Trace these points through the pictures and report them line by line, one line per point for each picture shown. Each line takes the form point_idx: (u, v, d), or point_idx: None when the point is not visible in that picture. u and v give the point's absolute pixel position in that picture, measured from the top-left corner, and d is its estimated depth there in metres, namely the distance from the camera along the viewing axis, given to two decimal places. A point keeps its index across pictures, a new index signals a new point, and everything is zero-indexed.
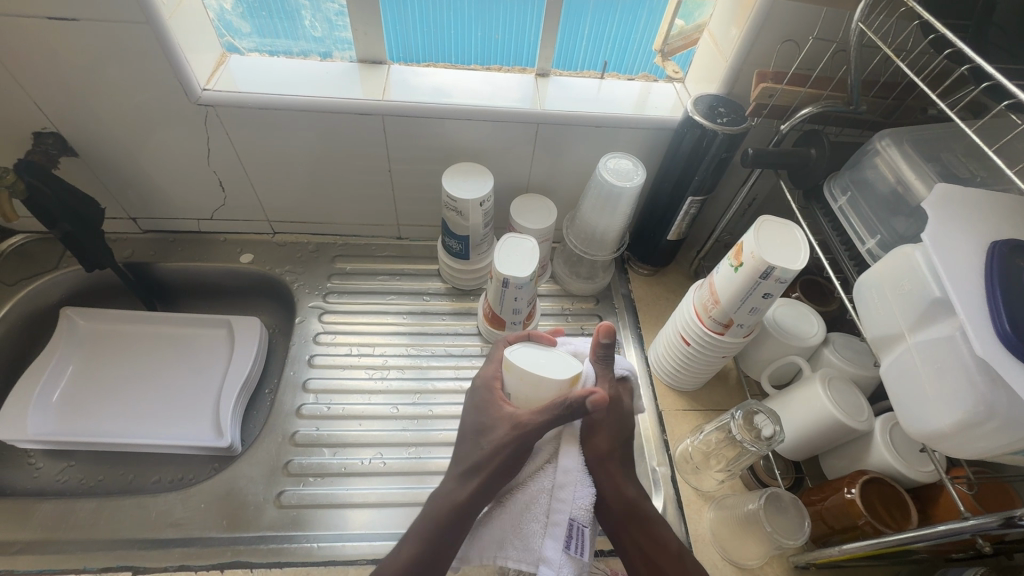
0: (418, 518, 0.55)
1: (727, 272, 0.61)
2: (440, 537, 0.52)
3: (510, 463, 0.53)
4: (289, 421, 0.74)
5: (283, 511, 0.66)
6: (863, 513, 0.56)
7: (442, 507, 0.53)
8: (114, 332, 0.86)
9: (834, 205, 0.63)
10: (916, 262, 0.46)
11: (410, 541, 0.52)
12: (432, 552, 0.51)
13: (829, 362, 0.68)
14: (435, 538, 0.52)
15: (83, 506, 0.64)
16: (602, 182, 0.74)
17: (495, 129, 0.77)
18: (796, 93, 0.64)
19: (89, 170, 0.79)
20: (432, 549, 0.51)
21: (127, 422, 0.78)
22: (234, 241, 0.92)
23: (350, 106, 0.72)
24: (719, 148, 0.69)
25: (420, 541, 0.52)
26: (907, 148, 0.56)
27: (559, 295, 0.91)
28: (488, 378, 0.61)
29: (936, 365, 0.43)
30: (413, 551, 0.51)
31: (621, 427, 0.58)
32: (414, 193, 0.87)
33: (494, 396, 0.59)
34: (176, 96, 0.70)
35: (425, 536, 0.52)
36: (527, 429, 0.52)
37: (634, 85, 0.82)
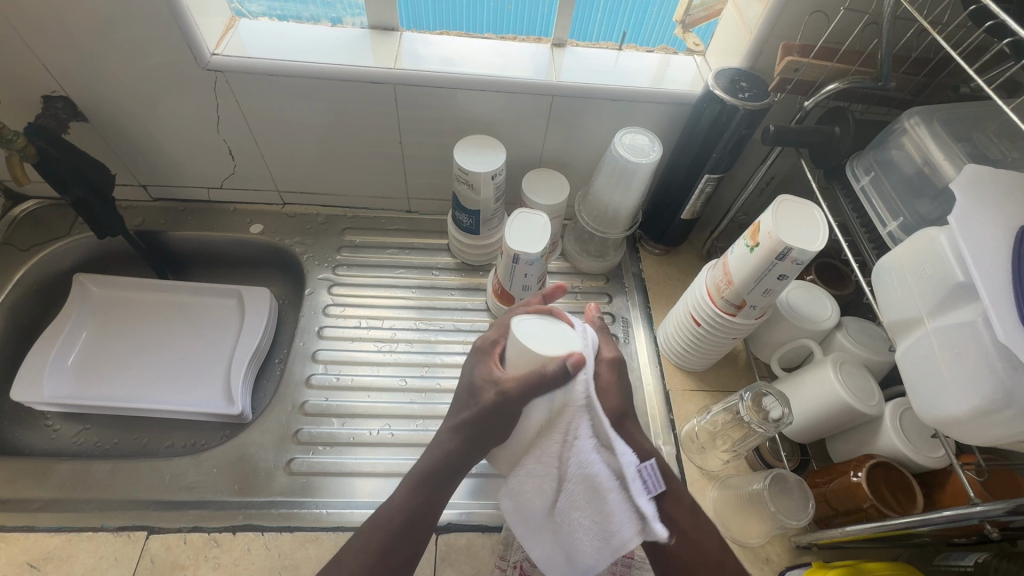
0: (414, 466, 0.54)
1: (742, 251, 0.60)
2: (431, 489, 0.53)
3: (499, 426, 0.51)
4: (299, 391, 0.75)
5: (293, 478, 0.68)
6: (868, 496, 0.56)
7: (433, 458, 0.54)
8: (126, 299, 0.87)
9: (856, 185, 0.61)
10: (940, 245, 0.45)
11: (403, 489, 0.53)
12: (423, 503, 0.52)
13: (841, 346, 0.67)
14: (427, 486, 0.53)
15: (100, 468, 0.65)
16: (617, 157, 0.72)
17: (509, 101, 0.75)
18: (823, 68, 0.62)
19: (99, 136, 0.79)
20: (423, 502, 0.52)
21: (141, 388, 0.80)
22: (244, 211, 0.92)
23: (361, 75, 0.71)
24: (739, 124, 0.67)
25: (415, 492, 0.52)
26: (936, 126, 0.54)
27: (569, 273, 0.90)
28: (483, 340, 0.57)
29: (955, 351, 0.42)
30: (407, 499, 0.52)
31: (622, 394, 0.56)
32: (424, 166, 0.86)
33: (489, 358, 0.55)
34: (184, 61, 0.68)
35: (418, 487, 0.53)
36: (512, 395, 0.49)
37: (652, 58, 0.79)
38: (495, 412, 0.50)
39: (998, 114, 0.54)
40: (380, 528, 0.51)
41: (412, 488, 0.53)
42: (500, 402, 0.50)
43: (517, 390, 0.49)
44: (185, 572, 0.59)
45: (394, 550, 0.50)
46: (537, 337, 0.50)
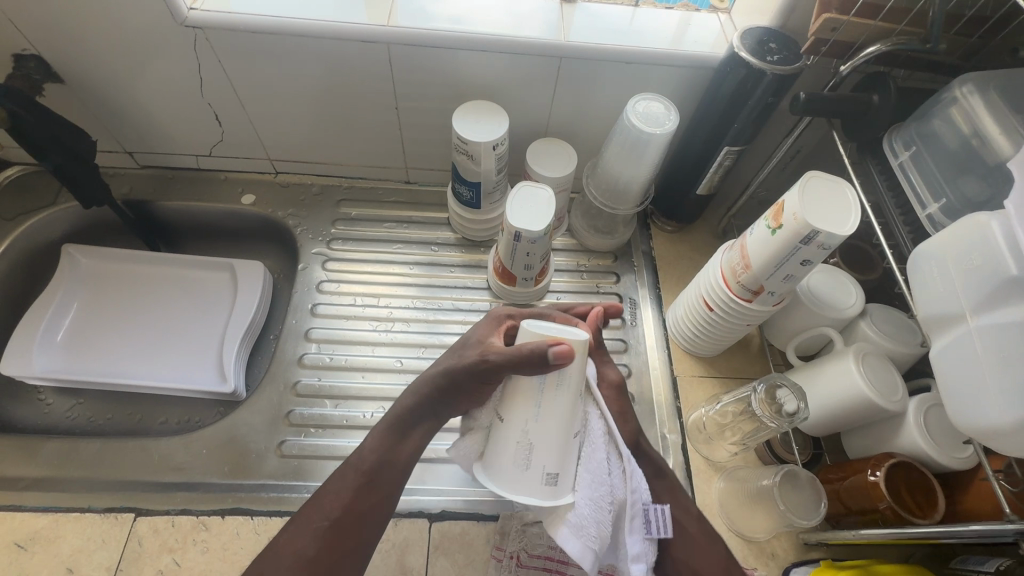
0: (389, 417, 0.53)
1: (763, 233, 0.55)
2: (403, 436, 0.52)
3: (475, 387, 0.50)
4: (291, 370, 0.73)
5: (284, 461, 0.66)
6: (886, 497, 0.52)
7: (407, 409, 0.53)
8: (117, 271, 0.84)
9: (894, 162, 0.55)
10: (990, 235, 0.40)
11: (375, 437, 0.52)
12: (396, 452, 0.51)
13: (864, 336, 0.62)
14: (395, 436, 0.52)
15: (88, 446, 0.64)
16: (629, 127, 0.67)
17: (513, 63, 0.69)
18: (864, 27, 0.55)
19: (79, 99, 0.74)
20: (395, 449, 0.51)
21: (132, 364, 0.78)
22: (235, 180, 0.88)
23: (352, 33, 0.65)
24: (766, 91, 0.60)
25: (395, 441, 0.52)
26: (992, 96, 0.48)
27: (575, 250, 0.85)
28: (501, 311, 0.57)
29: (1000, 353, 0.38)
30: (378, 451, 0.51)
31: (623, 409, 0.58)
32: (423, 134, 0.81)
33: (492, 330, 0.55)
34: (159, 16, 0.63)
35: (386, 436, 0.52)
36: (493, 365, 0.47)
37: (672, 16, 0.72)
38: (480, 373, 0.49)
39: None
40: (349, 483, 0.49)
41: (385, 436, 0.52)
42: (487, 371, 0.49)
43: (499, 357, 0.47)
44: (174, 555, 0.58)
45: (361, 495, 0.49)
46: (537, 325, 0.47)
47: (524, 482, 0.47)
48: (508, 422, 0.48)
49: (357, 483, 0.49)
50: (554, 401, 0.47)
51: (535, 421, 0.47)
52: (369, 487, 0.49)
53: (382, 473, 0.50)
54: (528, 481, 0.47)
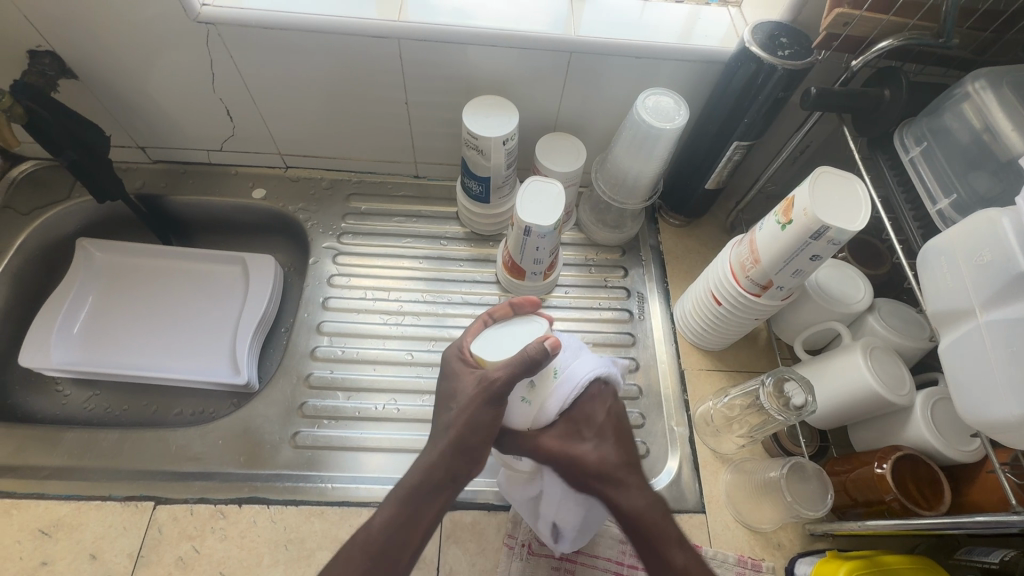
0: (397, 488, 0.52)
1: (772, 229, 0.55)
2: (418, 503, 0.51)
3: (480, 425, 0.53)
4: (303, 363, 0.74)
5: (298, 451, 0.67)
6: (892, 490, 0.53)
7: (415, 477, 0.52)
8: (130, 264, 0.85)
9: (905, 157, 0.55)
10: (1002, 231, 0.40)
11: (383, 512, 0.50)
12: (407, 522, 0.50)
13: (872, 330, 0.63)
14: (405, 508, 0.51)
15: (107, 437, 0.65)
16: (638, 122, 0.67)
17: (523, 58, 0.69)
18: (876, 21, 0.55)
19: (92, 95, 0.75)
20: (402, 523, 0.50)
21: (147, 356, 0.79)
22: (246, 175, 0.88)
23: (362, 28, 0.65)
24: (776, 86, 0.60)
25: (408, 513, 0.50)
26: (1004, 91, 0.48)
27: (583, 245, 0.86)
28: (453, 348, 0.61)
29: (1008, 349, 0.38)
30: (385, 531, 0.49)
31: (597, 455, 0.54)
32: (432, 129, 0.81)
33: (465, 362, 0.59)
34: (172, 12, 0.63)
35: (396, 507, 0.50)
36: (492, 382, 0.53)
37: (682, 9, 0.72)
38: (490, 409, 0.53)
39: None
40: (354, 571, 0.47)
41: (394, 514, 0.50)
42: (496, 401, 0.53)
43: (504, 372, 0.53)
44: (193, 543, 0.59)
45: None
46: (506, 342, 0.58)
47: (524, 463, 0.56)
48: None
49: (358, 569, 0.47)
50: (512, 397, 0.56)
51: (529, 405, 0.54)
52: (371, 571, 0.47)
53: (398, 549, 0.48)
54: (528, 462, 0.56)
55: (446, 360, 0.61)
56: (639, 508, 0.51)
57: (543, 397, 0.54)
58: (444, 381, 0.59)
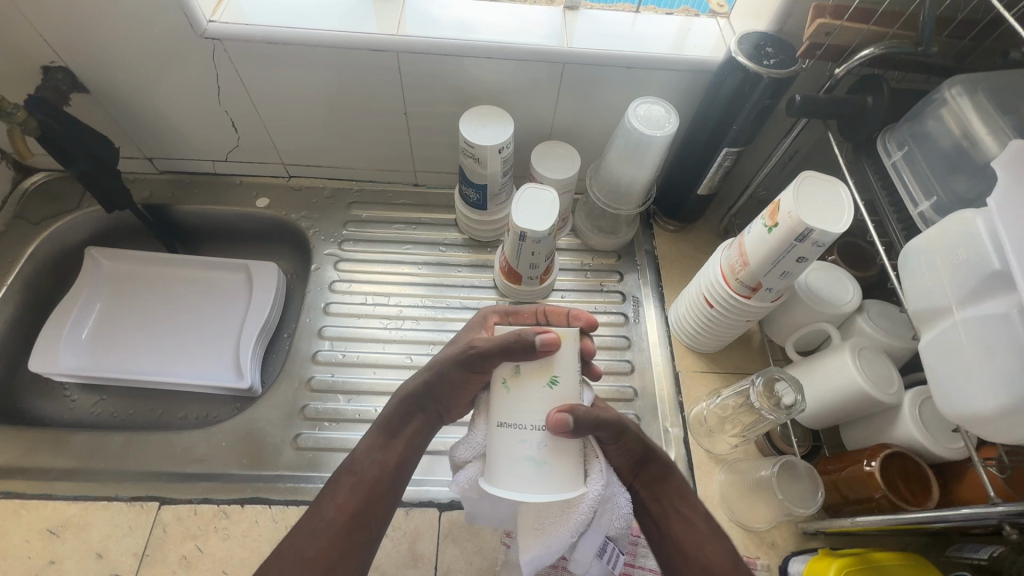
0: (377, 420, 0.58)
1: (760, 232, 0.57)
2: (398, 428, 0.57)
3: (459, 373, 0.55)
4: (305, 367, 0.76)
5: (300, 453, 0.69)
6: (881, 487, 0.54)
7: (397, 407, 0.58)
8: (137, 272, 0.87)
9: (887, 160, 0.57)
10: (976, 231, 0.41)
11: (368, 440, 0.56)
12: (388, 445, 0.56)
13: (861, 331, 0.64)
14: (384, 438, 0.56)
15: (114, 439, 0.67)
16: (630, 129, 0.69)
17: (518, 69, 0.72)
18: (857, 31, 0.57)
19: (103, 108, 0.77)
20: (386, 445, 0.56)
21: (153, 361, 0.81)
22: (250, 184, 0.91)
23: (363, 42, 0.68)
24: (763, 94, 0.62)
25: (387, 442, 0.56)
26: (980, 97, 0.50)
27: (579, 250, 0.87)
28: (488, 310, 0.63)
29: (984, 345, 0.40)
30: (371, 453, 0.55)
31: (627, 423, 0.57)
32: (431, 138, 0.83)
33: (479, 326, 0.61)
34: (180, 29, 0.66)
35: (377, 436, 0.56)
36: (477, 347, 0.51)
37: (672, 21, 0.74)
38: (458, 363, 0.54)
39: None
40: (346, 485, 0.53)
41: (377, 439, 0.56)
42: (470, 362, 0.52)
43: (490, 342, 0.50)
44: (196, 542, 0.61)
45: (361, 491, 0.53)
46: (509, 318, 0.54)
47: (501, 475, 0.45)
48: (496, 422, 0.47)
49: (351, 483, 0.53)
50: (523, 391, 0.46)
51: (507, 395, 0.46)
52: (361, 486, 0.53)
53: (378, 471, 0.54)
54: (508, 475, 0.45)
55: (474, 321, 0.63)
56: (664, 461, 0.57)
57: (525, 392, 0.46)
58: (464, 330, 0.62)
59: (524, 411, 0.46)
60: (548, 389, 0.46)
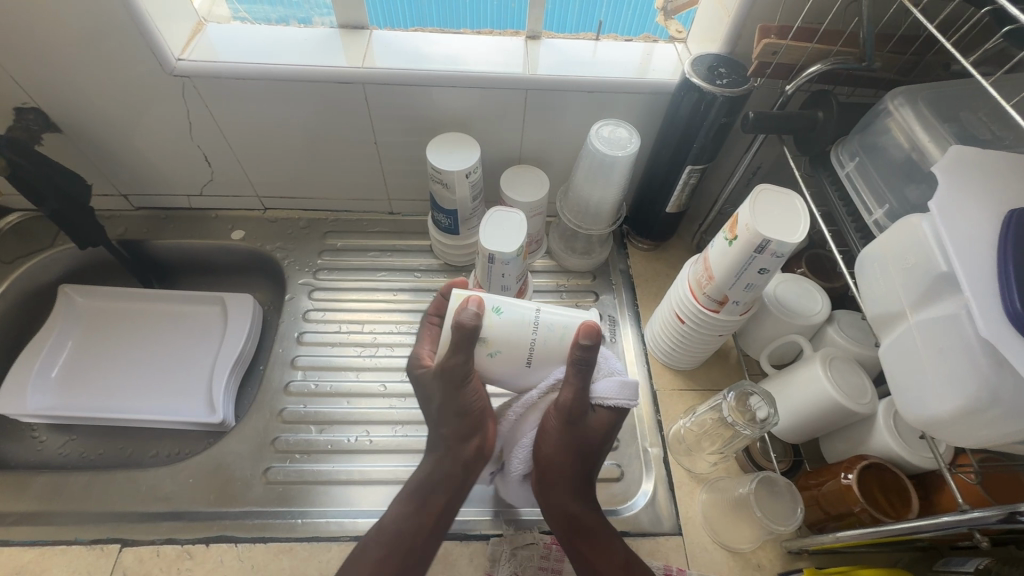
0: (409, 483, 0.59)
1: (721, 245, 0.57)
2: (431, 490, 0.57)
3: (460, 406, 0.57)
4: (278, 398, 0.75)
5: (269, 487, 0.67)
6: (859, 500, 0.53)
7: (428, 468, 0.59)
8: (110, 308, 0.86)
9: (841, 171, 0.58)
10: (922, 233, 0.42)
11: (398, 506, 0.57)
12: (420, 506, 0.57)
13: (833, 341, 0.64)
14: (416, 502, 0.57)
15: (76, 480, 0.65)
16: (593, 150, 0.70)
17: (483, 96, 0.73)
18: (802, 49, 0.59)
19: (76, 147, 0.78)
20: (417, 506, 0.57)
21: (123, 399, 0.79)
22: (226, 218, 0.91)
23: (329, 75, 0.69)
24: (719, 112, 0.64)
25: (419, 509, 0.56)
26: (921, 108, 0.51)
27: (555, 271, 0.88)
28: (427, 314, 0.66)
29: (938, 347, 0.40)
30: (399, 519, 0.56)
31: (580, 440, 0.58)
32: (403, 167, 0.85)
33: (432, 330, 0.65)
34: (151, 68, 0.68)
35: (409, 503, 0.57)
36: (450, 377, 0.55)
37: (633, 47, 0.77)
38: (452, 399, 0.57)
39: (988, 90, 0.50)
40: (372, 558, 0.53)
41: (406, 507, 0.57)
42: (454, 401, 0.57)
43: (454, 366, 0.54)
44: None
45: (398, 563, 0.53)
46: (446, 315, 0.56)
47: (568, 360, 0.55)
48: (535, 352, 0.54)
49: (379, 555, 0.53)
50: (501, 328, 0.53)
51: (502, 352, 0.54)
52: (393, 556, 0.54)
53: (410, 541, 0.55)
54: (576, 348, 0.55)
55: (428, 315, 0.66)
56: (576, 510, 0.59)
57: (500, 337, 0.53)
58: (422, 346, 0.64)
59: (517, 337, 0.54)
60: (503, 315, 0.53)
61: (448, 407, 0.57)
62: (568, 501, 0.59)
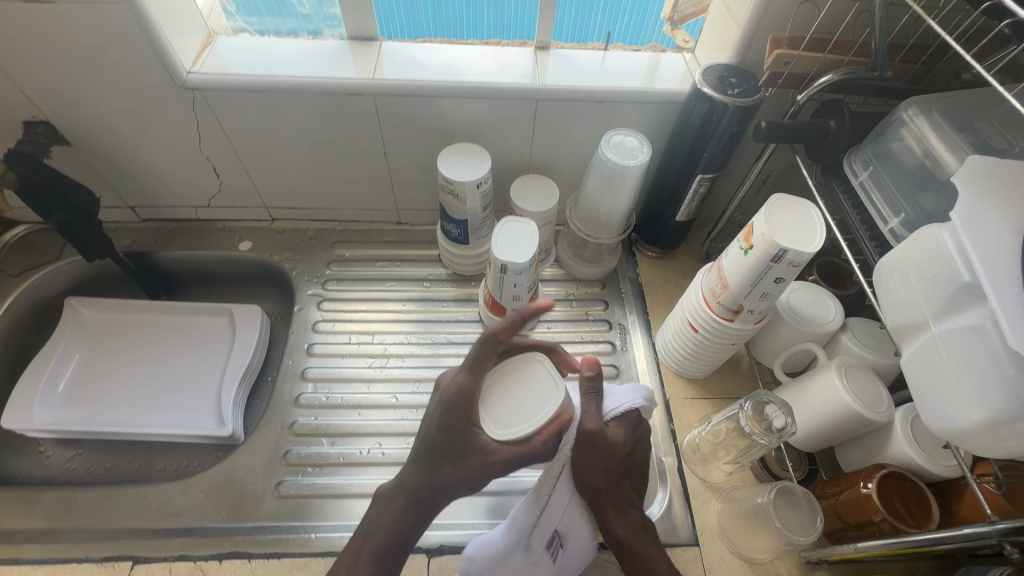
0: (375, 523, 0.55)
1: (736, 254, 0.57)
2: (399, 542, 0.54)
3: (471, 476, 0.55)
4: (288, 410, 0.74)
5: (282, 501, 0.66)
6: (880, 509, 0.53)
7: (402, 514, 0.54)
8: (118, 321, 0.86)
9: (854, 180, 0.58)
10: (944, 243, 0.42)
11: (369, 550, 0.53)
12: (391, 558, 0.53)
13: (847, 349, 0.64)
14: (388, 562, 0.53)
15: (87, 496, 0.65)
16: (604, 160, 0.70)
17: (494, 107, 0.73)
18: (814, 59, 0.59)
19: (85, 159, 0.78)
20: (390, 555, 0.53)
21: (130, 412, 0.78)
22: (233, 229, 0.91)
23: (340, 87, 0.69)
24: (730, 121, 0.64)
25: (383, 558, 0.53)
26: (936, 117, 0.51)
27: (564, 280, 0.88)
28: (489, 335, 0.58)
29: (963, 357, 0.40)
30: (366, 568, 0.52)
31: (607, 460, 0.54)
32: (412, 177, 0.85)
33: (486, 355, 0.58)
34: (162, 80, 0.68)
35: (382, 560, 0.52)
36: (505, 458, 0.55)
37: (641, 57, 0.77)
38: (463, 465, 0.55)
39: (1002, 99, 0.51)
40: None
41: (377, 555, 0.52)
42: (466, 467, 0.55)
43: (511, 454, 0.55)
44: None
45: None
46: (527, 396, 0.57)
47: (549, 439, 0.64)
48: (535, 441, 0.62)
49: None
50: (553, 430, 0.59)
51: None
52: None
53: None
54: None
55: (490, 335, 0.58)
56: (624, 534, 0.54)
57: None
58: (469, 379, 0.58)
59: None
60: None
61: (453, 469, 0.55)
62: (617, 521, 0.55)
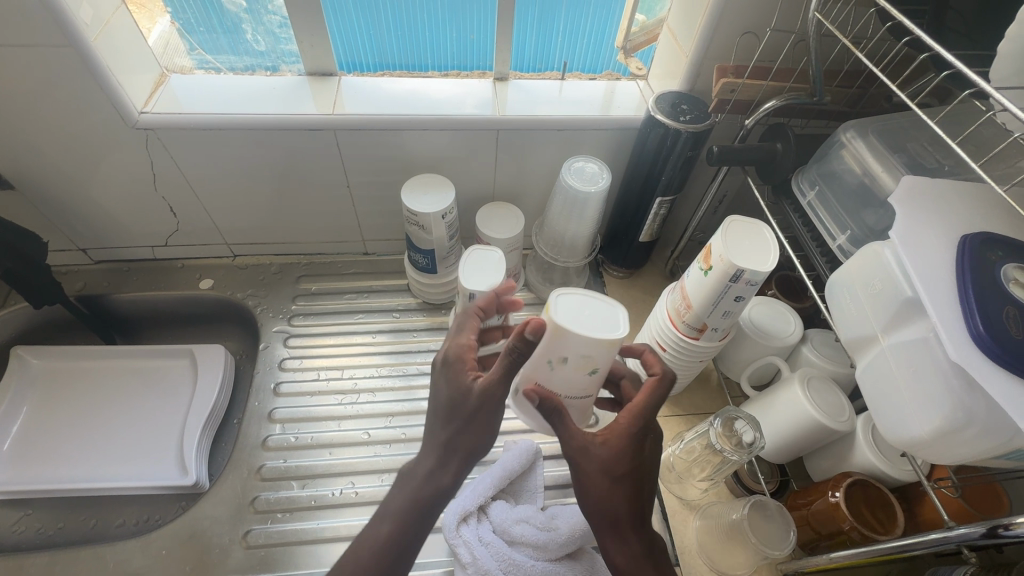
0: (404, 472, 0.52)
1: (697, 275, 0.59)
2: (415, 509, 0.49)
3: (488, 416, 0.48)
4: (255, 455, 0.71)
5: (250, 552, 0.64)
6: (848, 518, 0.54)
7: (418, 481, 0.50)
8: (68, 369, 0.82)
9: (803, 199, 0.60)
10: (887, 260, 0.44)
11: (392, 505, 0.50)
12: (410, 524, 0.48)
13: (808, 360, 0.66)
14: (413, 528, 0.48)
15: (36, 560, 0.61)
16: (566, 186, 0.72)
17: (455, 138, 0.74)
18: (757, 87, 0.62)
19: (29, 203, 0.75)
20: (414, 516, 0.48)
21: (84, 465, 0.74)
22: (193, 267, 0.89)
23: (299, 122, 0.69)
24: (685, 146, 0.66)
25: (396, 520, 0.48)
26: (872, 139, 0.55)
27: (534, 304, 0.88)
28: (468, 306, 0.56)
29: (911, 369, 0.42)
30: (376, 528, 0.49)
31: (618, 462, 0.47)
32: (376, 208, 0.84)
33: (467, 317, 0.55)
34: (111, 121, 0.66)
35: (398, 522, 0.48)
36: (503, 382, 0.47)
37: (596, 85, 0.80)
38: (466, 403, 0.48)
39: (929, 123, 0.55)
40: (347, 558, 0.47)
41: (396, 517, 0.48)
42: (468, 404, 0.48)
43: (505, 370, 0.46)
44: None
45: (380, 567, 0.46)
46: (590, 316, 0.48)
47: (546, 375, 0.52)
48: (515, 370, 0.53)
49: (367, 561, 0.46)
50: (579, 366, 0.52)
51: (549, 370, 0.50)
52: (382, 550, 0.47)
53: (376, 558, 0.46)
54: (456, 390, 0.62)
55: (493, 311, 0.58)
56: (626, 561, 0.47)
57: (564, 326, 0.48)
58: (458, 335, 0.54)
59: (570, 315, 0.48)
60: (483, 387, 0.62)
61: (458, 411, 0.49)
62: (629, 545, 0.48)
